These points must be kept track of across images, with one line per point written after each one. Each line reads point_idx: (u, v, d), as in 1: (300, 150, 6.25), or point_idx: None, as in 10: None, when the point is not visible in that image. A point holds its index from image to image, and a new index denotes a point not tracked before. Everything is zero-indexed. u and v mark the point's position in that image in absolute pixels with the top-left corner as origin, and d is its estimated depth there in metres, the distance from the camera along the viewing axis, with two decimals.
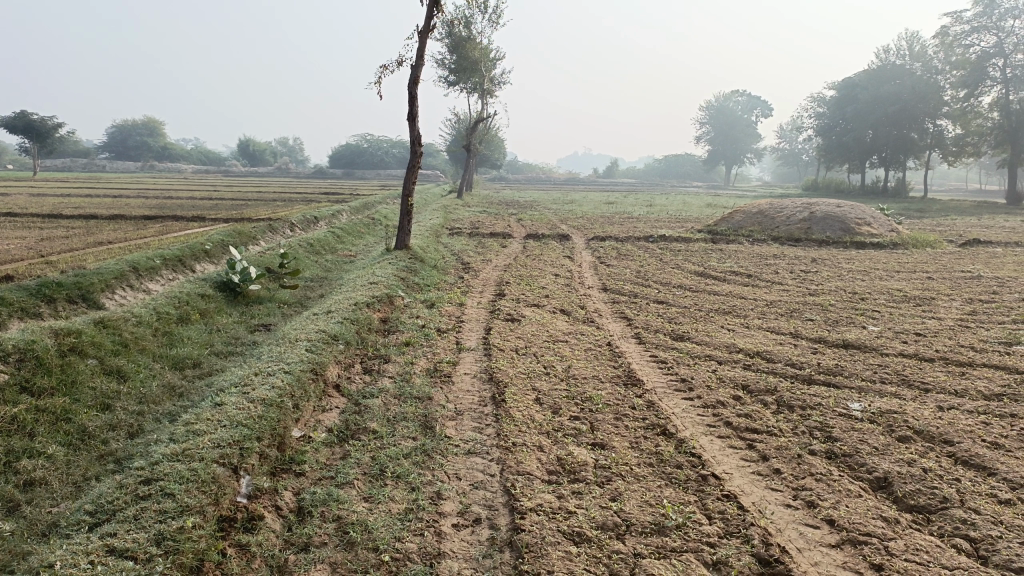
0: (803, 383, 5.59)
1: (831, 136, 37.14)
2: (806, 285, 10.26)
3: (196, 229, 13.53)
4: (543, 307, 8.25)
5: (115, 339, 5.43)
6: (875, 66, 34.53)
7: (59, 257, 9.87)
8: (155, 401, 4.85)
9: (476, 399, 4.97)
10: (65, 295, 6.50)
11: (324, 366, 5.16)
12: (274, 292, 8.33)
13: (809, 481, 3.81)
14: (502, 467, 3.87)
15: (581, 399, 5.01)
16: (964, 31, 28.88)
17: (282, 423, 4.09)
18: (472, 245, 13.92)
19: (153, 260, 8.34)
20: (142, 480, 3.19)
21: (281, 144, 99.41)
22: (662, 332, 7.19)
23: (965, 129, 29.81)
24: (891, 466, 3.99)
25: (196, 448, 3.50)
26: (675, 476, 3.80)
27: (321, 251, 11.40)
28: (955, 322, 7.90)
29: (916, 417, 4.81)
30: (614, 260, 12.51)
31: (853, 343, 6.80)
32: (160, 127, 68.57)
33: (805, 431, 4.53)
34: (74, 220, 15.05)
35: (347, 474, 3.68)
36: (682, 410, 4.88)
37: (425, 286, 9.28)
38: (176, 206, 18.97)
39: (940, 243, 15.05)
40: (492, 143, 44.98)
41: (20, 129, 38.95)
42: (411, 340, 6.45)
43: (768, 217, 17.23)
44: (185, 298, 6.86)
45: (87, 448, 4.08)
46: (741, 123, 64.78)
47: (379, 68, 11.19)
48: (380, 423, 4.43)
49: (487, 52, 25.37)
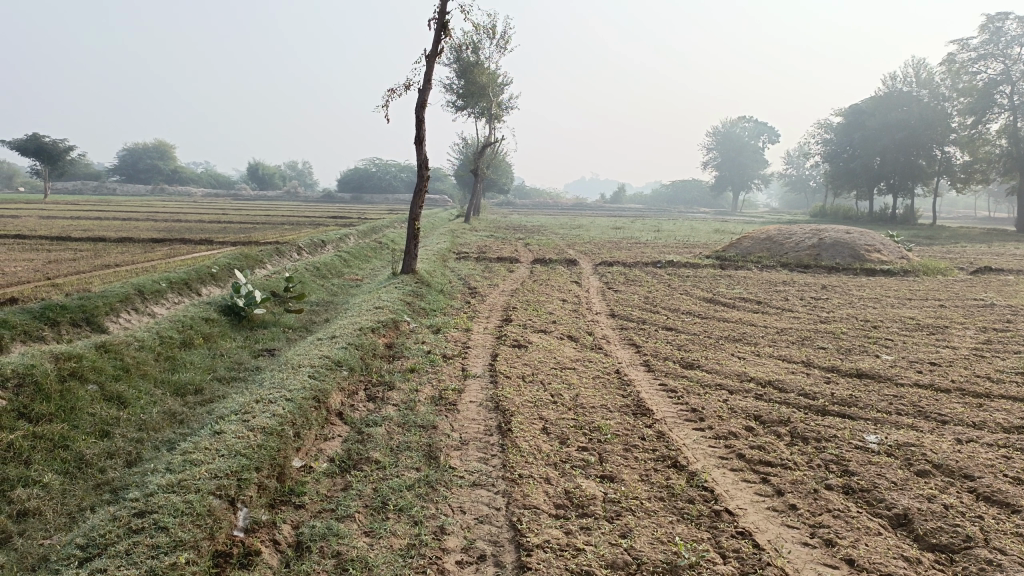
0: (817, 413, 5.46)
1: (839, 162, 37.11)
2: (817, 313, 10.13)
3: (203, 252, 13.50)
4: (551, 333, 8.15)
5: (116, 364, 5.35)
6: (882, 93, 34.59)
7: (65, 280, 9.82)
8: (155, 427, 4.76)
9: (482, 428, 4.85)
10: (68, 317, 6.44)
11: (327, 393, 5.06)
12: (279, 317, 8.26)
13: (826, 518, 3.68)
14: (508, 500, 3.75)
15: (590, 429, 4.89)
16: (972, 58, 28.93)
17: (282, 452, 3.99)
18: (480, 270, 13.86)
19: (159, 283, 8.29)
20: (136, 512, 3.08)
21: (289, 168, 100.01)
22: (672, 360, 7.08)
23: (974, 156, 29.74)
24: (911, 502, 3.86)
25: (192, 479, 3.40)
26: (687, 511, 3.68)
27: (327, 274, 11.34)
28: (970, 351, 7.77)
29: (934, 449, 4.68)
30: (622, 286, 12.42)
31: (866, 373, 6.67)
32: (171, 150, 69.07)
33: (820, 464, 4.40)
34: (82, 242, 15.06)
35: (348, 507, 3.57)
36: (693, 442, 4.75)
37: (431, 311, 9.20)
38: (185, 230, 18.99)
39: (951, 270, 14.92)
40: (500, 168, 45.12)
41: (31, 152, 39.21)
42: (416, 366, 6.35)
43: (776, 243, 17.13)
44: (189, 322, 6.79)
45: (82, 476, 3.98)
46: (748, 149, 64.91)
47: (386, 91, 11.23)
48: (383, 452, 4.32)
49: (495, 78, 25.51)
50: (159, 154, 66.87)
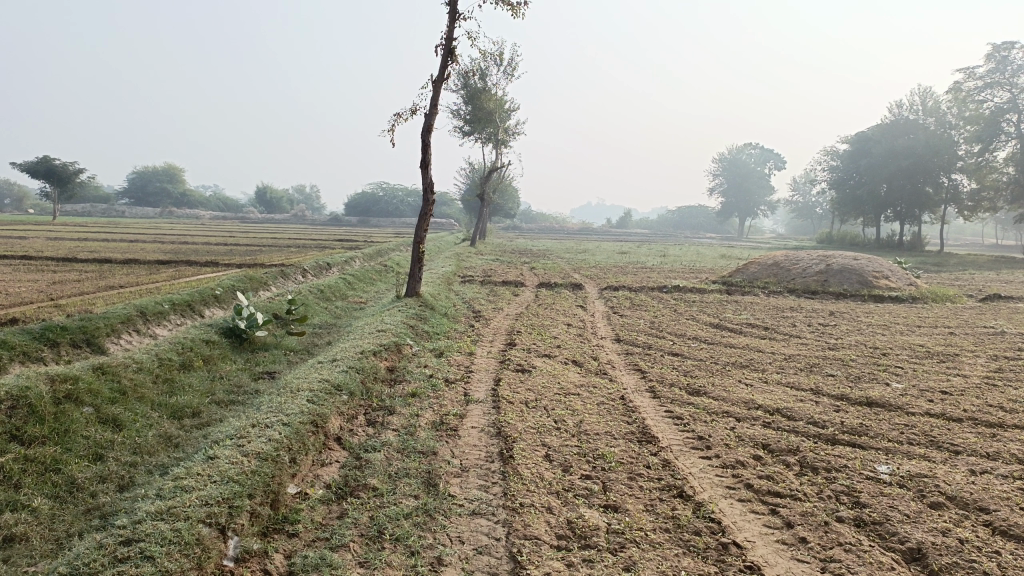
0: (826, 442, 5.33)
1: (846, 189, 37.08)
2: (825, 339, 10.01)
3: (208, 274, 13.49)
4: (555, 358, 8.04)
5: (113, 386, 5.27)
6: (888, 121, 34.63)
7: (69, 300, 9.76)
8: (150, 451, 4.66)
9: (483, 455, 4.74)
10: (68, 338, 6.37)
11: (325, 418, 4.96)
12: (280, 339, 8.18)
13: (837, 552, 3.56)
14: (508, 530, 3.64)
15: (594, 457, 4.78)
16: (978, 86, 29.00)
17: (277, 479, 3.88)
18: (485, 293, 13.80)
19: (162, 304, 8.24)
20: (123, 540, 2.98)
21: (297, 191, 100.50)
22: (678, 386, 6.96)
23: (981, 184, 29.69)
24: (925, 535, 3.73)
25: (182, 506, 3.30)
26: (693, 544, 3.56)
27: (331, 297, 11.29)
28: (981, 379, 7.64)
29: (948, 481, 4.55)
30: (627, 311, 12.32)
31: (876, 401, 6.54)
32: (180, 173, 69.51)
33: (830, 495, 4.28)
34: (88, 263, 15.06)
35: (343, 536, 3.46)
36: (700, 471, 4.63)
37: (434, 334, 9.11)
38: (191, 252, 19.00)
39: (960, 298, 14.80)
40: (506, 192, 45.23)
41: (41, 175, 39.47)
42: (417, 391, 6.25)
43: (783, 269, 17.04)
44: (189, 343, 6.71)
45: (73, 501, 3.88)
46: (754, 175, 65.02)
47: (393, 116, 11.25)
48: (381, 479, 4.22)
49: (502, 103, 25.63)
50: (168, 177, 67.33)
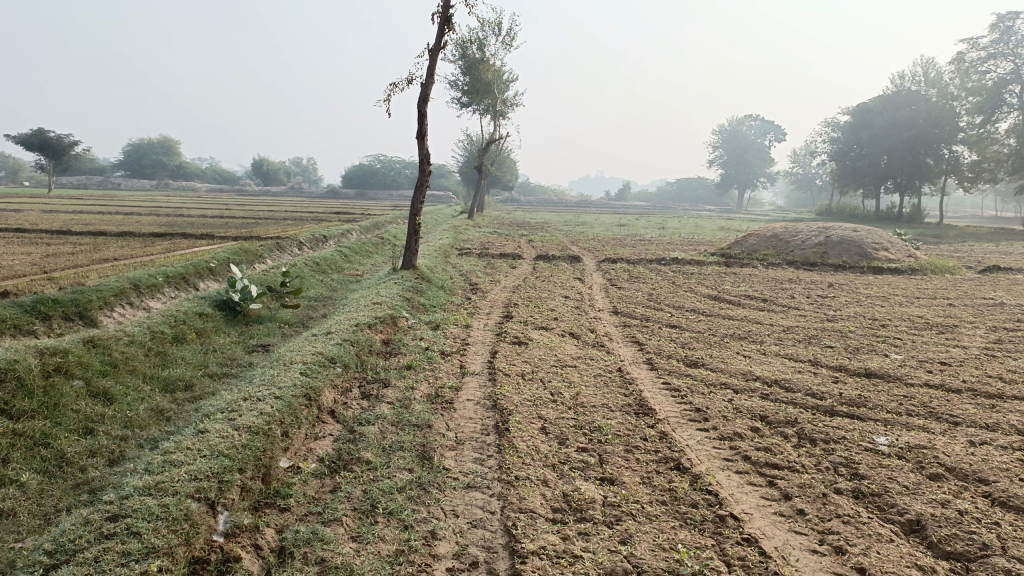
0: (825, 414, 5.29)
1: (845, 161, 36.83)
2: (824, 311, 9.96)
3: (203, 247, 13.38)
4: (552, 330, 7.99)
5: (104, 359, 5.20)
6: (889, 92, 34.32)
7: (62, 273, 9.67)
8: (141, 425, 4.60)
9: (478, 427, 4.70)
10: (61, 312, 6.29)
11: (319, 391, 4.90)
12: (275, 312, 8.11)
13: (836, 524, 3.52)
14: (503, 503, 3.59)
15: (590, 429, 4.73)
16: (981, 57, 28.71)
17: (268, 453, 3.83)
18: (482, 266, 13.70)
19: (155, 277, 8.16)
20: (110, 516, 2.93)
21: (294, 164, 99.91)
22: (676, 358, 6.91)
23: (981, 155, 29.48)
24: (924, 507, 3.69)
25: (170, 481, 3.25)
26: (690, 516, 3.51)
27: (327, 270, 11.20)
28: (981, 351, 7.58)
29: (947, 452, 4.51)
30: (625, 283, 12.24)
31: (875, 373, 6.50)
32: (176, 146, 69.00)
33: (829, 467, 4.24)
34: (82, 236, 14.95)
35: (336, 510, 3.42)
36: (697, 443, 4.59)
37: (431, 307, 9.04)
38: (187, 224, 18.86)
39: (959, 269, 14.72)
40: (504, 164, 44.95)
41: (35, 147, 39.18)
42: (413, 363, 6.20)
43: (783, 241, 16.95)
44: (182, 316, 6.64)
45: (62, 476, 3.83)
46: (754, 147, 64.62)
47: (388, 86, 11.07)
48: (374, 453, 4.17)
49: (500, 74, 25.31)
50: (164, 149, 66.92)
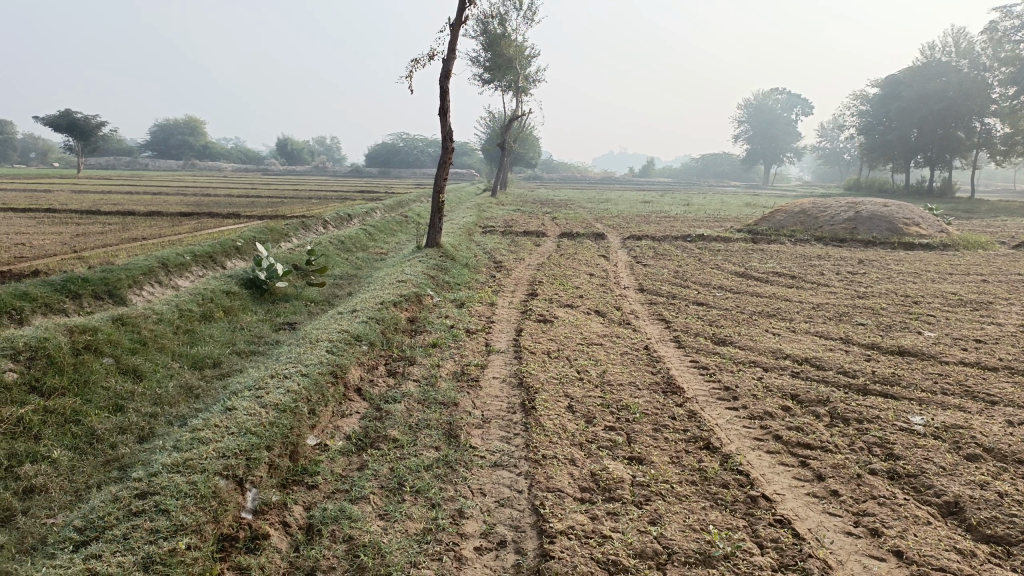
0: (857, 393, 5.20)
1: (875, 135, 36.14)
2: (854, 288, 9.79)
3: (229, 226, 13.45)
4: (578, 308, 7.93)
5: (133, 337, 5.23)
6: (920, 63, 33.51)
7: (92, 252, 9.77)
8: (170, 402, 4.63)
9: (505, 405, 4.67)
10: (90, 290, 6.33)
11: (345, 368, 4.89)
12: (301, 290, 8.13)
13: (871, 506, 3.45)
14: (530, 482, 3.56)
15: (617, 408, 4.68)
16: (1016, 26, 27.92)
17: (296, 430, 3.83)
18: (506, 244, 13.63)
19: (183, 256, 8.20)
20: (138, 493, 2.94)
21: (317, 143, 99.96)
22: (704, 336, 6.82)
23: (1015, 128, 28.74)
24: (962, 489, 3.60)
25: (198, 458, 3.25)
26: (720, 497, 3.46)
27: (352, 248, 11.20)
28: (1016, 328, 7.42)
29: (985, 432, 4.40)
30: (651, 260, 12.12)
31: (908, 350, 6.38)
32: (201, 125, 69.42)
33: (863, 447, 4.15)
34: (111, 216, 15.11)
35: (363, 488, 3.40)
36: (727, 422, 4.52)
37: (455, 285, 8.99)
38: (213, 204, 18.98)
39: (992, 244, 14.41)
40: (528, 140, 44.67)
41: (64, 128, 39.66)
42: (438, 341, 6.18)
43: (811, 217, 16.68)
44: (209, 294, 6.66)
45: (93, 452, 3.85)
46: (781, 121, 63.65)
47: (412, 61, 10.98)
48: (401, 430, 4.15)
49: (523, 50, 25.08)
50: (190, 130, 67.46)
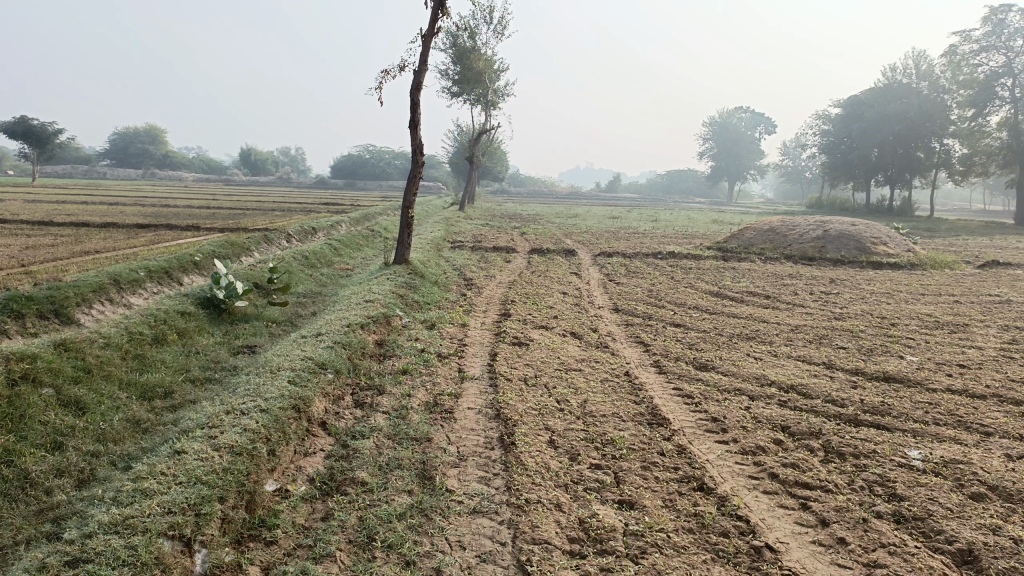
0: (850, 424, 4.97)
1: (836, 153, 36.54)
2: (830, 309, 9.65)
3: (188, 239, 12.96)
4: (552, 330, 7.64)
5: (77, 365, 4.80)
6: (880, 84, 33.96)
7: (41, 267, 9.22)
8: (116, 439, 4.23)
9: (482, 441, 4.35)
10: (35, 309, 5.86)
11: (309, 401, 4.54)
12: (261, 310, 7.70)
13: (881, 556, 3.19)
14: (514, 532, 3.24)
15: (603, 443, 4.38)
16: (973, 50, 28.27)
17: (253, 476, 3.49)
18: (475, 260, 13.32)
19: (137, 271, 7.74)
20: (69, 561, 2.58)
21: (281, 154, 98.78)
22: (684, 361, 6.58)
23: (972, 148, 29.12)
24: (974, 534, 3.37)
25: (141, 516, 2.89)
26: (722, 548, 3.18)
27: (316, 263, 10.80)
28: (998, 352, 7.28)
29: (987, 468, 4.18)
30: (623, 278, 11.89)
31: (894, 376, 6.18)
32: (161, 134, 68.12)
33: (864, 486, 3.91)
34: (64, 227, 14.46)
35: (329, 543, 3.07)
36: (718, 458, 4.25)
37: (425, 304, 8.65)
38: (173, 215, 18.33)
39: (959, 264, 14.45)
40: (495, 155, 44.42)
41: (19, 135, 38.35)
42: (408, 367, 5.83)
43: (779, 234, 16.64)
44: (162, 315, 6.23)
45: (25, 499, 3.45)
46: (745, 139, 64.36)
47: (380, 73, 10.63)
48: (370, 472, 3.80)
49: (492, 63, 24.84)
50: (151, 139, 66.29)
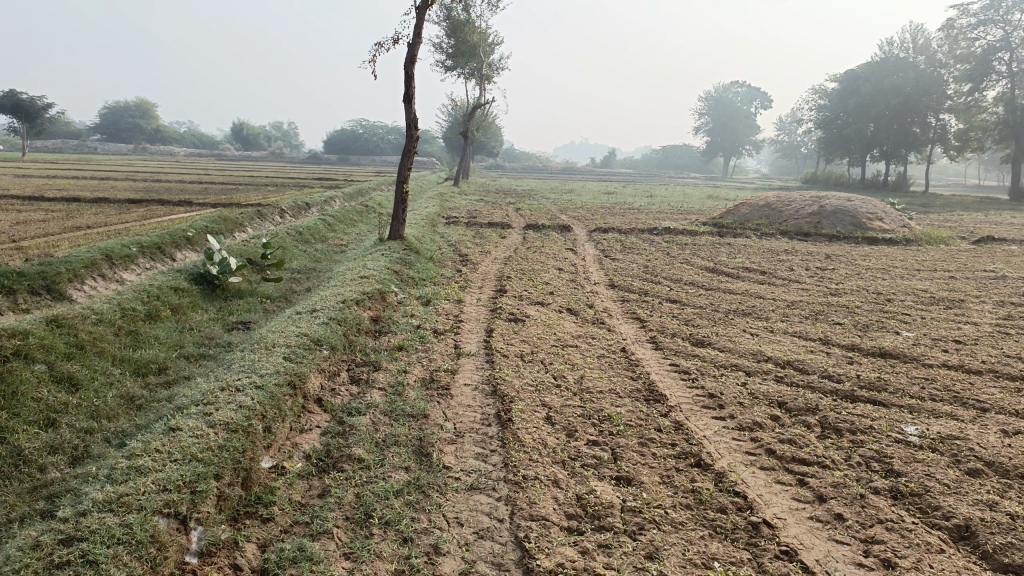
0: (846, 400, 4.96)
1: (832, 128, 36.40)
2: (826, 284, 9.63)
3: (181, 214, 12.85)
4: (549, 306, 7.61)
5: (69, 340, 4.76)
6: (877, 58, 33.74)
7: (32, 243, 9.13)
8: (110, 416, 4.19)
9: (479, 417, 4.33)
10: (26, 285, 5.80)
11: (304, 377, 4.51)
12: (256, 286, 7.65)
13: (878, 532, 3.20)
14: (512, 509, 3.23)
15: (600, 419, 4.37)
16: (971, 23, 28.06)
17: (249, 454, 3.46)
18: (470, 236, 13.25)
19: (129, 247, 7.66)
20: (63, 539, 2.56)
21: (273, 129, 98.09)
22: (681, 337, 6.56)
23: (968, 123, 29.00)
24: (971, 510, 3.37)
25: (135, 494, 2.86)
26: (720, 525, 3.18)
27: (310, 239, 10.73)
28: (994, 328, 7.28)
29: (983, 444, 4.19)
30: (619, 254, 11.85)
31: (890, 352, 6.18)
32: (152, 109, 67.46)
33: (861, 462, 3.91)
34: (55, 202, 14.32)
35: (326, 521, 3.05)
36: (715, 434, 4.24)
37: (421, 280, 8.60)
38: (165, 190, 18.18)
39: (954, 240, 14.44)
40: (489, 130, 44.10)
41: (7, 109, 37.89)
42: (404, 343, 5.81)
43: (775, 210, 16.59)
44: (155, 291, 6.17)
45: (18, 477, 3.42)
46: (741, 114, 64.07)
47: (373, 44, 10.50)
48: (367, 448, 3.78)
49: (486, 37, 24.55)
50: (142, 114, 65.66)
